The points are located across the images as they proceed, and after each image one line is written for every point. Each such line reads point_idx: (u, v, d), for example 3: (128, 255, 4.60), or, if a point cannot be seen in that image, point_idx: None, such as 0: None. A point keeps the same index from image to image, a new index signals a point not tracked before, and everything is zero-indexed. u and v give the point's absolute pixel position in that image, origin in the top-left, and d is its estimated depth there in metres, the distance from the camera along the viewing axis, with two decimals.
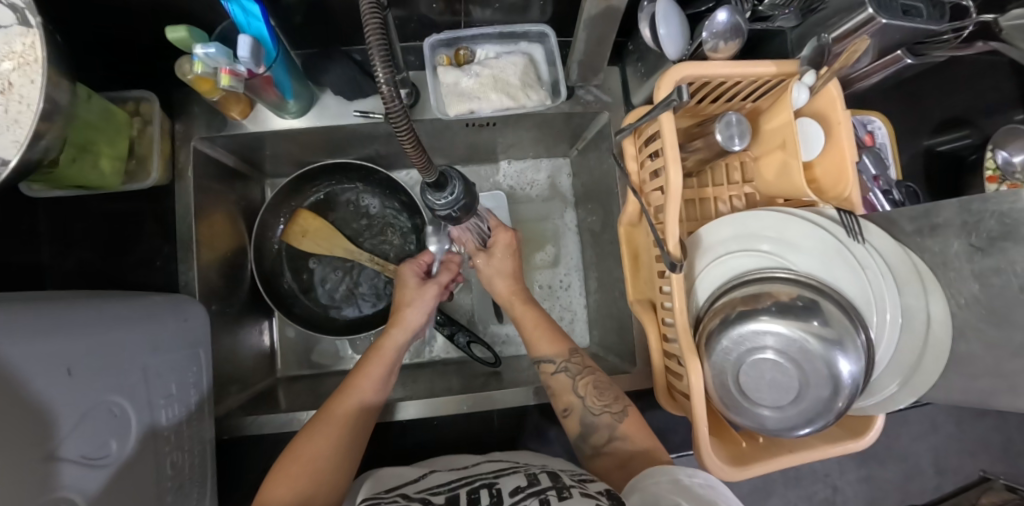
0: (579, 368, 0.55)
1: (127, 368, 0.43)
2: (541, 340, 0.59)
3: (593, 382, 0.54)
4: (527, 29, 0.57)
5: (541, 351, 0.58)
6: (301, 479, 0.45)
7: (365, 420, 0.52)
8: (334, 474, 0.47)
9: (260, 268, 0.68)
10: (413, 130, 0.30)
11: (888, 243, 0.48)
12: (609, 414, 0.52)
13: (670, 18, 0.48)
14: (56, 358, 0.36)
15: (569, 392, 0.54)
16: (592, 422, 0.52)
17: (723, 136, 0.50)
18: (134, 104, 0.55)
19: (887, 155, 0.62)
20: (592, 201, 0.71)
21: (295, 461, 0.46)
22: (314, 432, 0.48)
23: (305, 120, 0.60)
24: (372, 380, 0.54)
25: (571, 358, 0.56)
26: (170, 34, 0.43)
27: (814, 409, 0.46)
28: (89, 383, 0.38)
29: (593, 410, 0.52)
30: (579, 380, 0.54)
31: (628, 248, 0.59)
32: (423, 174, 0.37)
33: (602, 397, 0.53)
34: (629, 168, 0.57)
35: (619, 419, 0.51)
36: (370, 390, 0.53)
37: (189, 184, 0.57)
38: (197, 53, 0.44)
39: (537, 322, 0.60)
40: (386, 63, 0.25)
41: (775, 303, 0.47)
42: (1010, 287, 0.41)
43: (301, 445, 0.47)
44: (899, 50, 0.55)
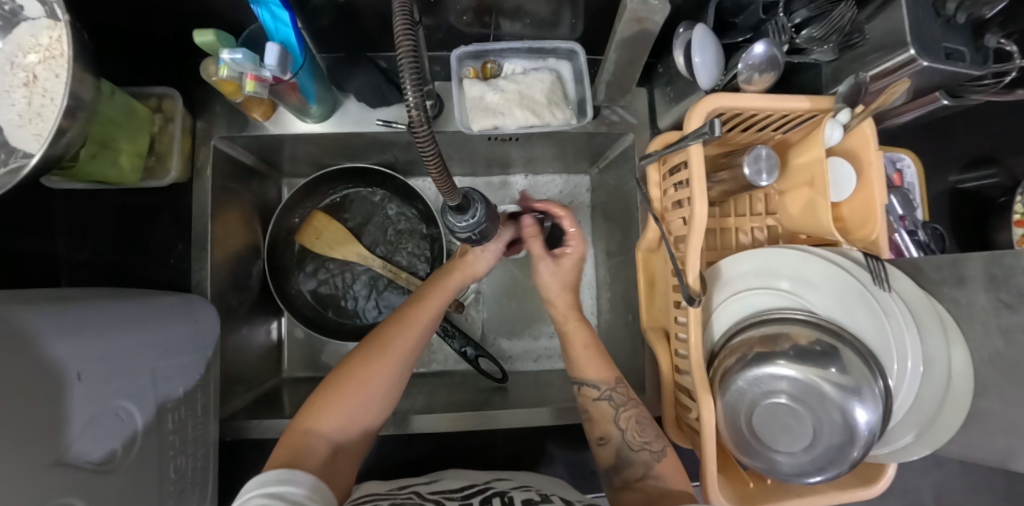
0: (624, 399, 0.53)
1: (136, 371, 0.42)
2: (589, 364, 0.56)
3: (636, 416, 0.53)
4: (556, 45, 0.56)
5: (584, 374, 0.55)
6: (353, 397, 0.47)
7: (416, 347, 0.52)
8: (377, 399, 0.48)
9: (272, 267, 0.68)
10: (438, 151, 0.28)
11: (913, 289, 0.47)
12: (648, 451, 0.50)
13: (705, 47, 0.47)
14: (66, 362, 0.36)
15: (608, 422, 0.53)
16: (630, 456, 0.50)
17: (751, 170, 0.49)
18: (157, 101, 0.54)
19: (916, 196, 0.60)
20: (609, 221, 0.69)
21: (346, 387, 0.47)
22: (368, 355, 0.49)
23: (327, 124, 0.59)
24: (432, 313, 0.54)
25: (617, 387, 0.54)
26: (197, 37, 0.43)
27: (827, 457, 0.45)
28: (98, 387, 0.38)
29: (632, 445, 0.51)
30: (620, 413, 0.53)
31: (644, 273, 0.58)
32: (446, 197, 0.37)
33: (641, 433, 0.51)
34: (652, 194, 0.56)
35: (657, 458, 0.50)
36: (424, 322, 0.53)
37: (207, 183, 0.56)
38: (224, 58, 0.43)
39: (586, 344, 0.58)
40: (415, 81, 0.25)
41: (794, 346, 0.47)
42: None
43: (357, 366, 0.48)
44: (937, 92, 0.54)
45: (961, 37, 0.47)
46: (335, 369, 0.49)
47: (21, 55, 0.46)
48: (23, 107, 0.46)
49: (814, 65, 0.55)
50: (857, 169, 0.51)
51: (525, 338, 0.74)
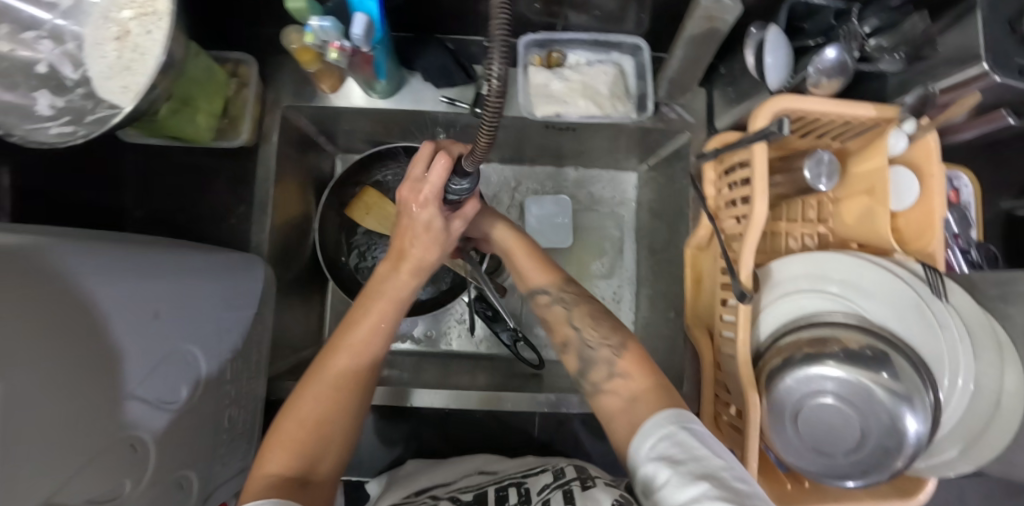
0: (573, 297, 0.51)
1: (203, 320, 0.44)
2: (534, 269, 0.54)
3: (590, 310, 0.50)
4: (622, 40, 0.58)
5: (531, 281, 0.53)
6: (302, 432, 0.38)
7: (365, 363, 0.42)
8: (335, 426, 0.39)
9: (322, 238, 0.69)
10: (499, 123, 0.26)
11: (971, 306, 0.47)
12: (608, 346, 0.47)
13: (777, 48, 0.47)
14: (145, 301, 0.37)
15: (564, 324, 0.50)
16: (590, 355, 0.47)
17: (812, 173, 0.49)
18: (233, 66, 0.56)
19: (972, 215, 0.60)
20: (655, 218, 0.70)
21: (288, 426, 0.38)
22: (310, 386, 0.40)
23: (391, 101, 0.60)
24: (382, 317, 0.44)
25: (566, 286, 0.52)
26: (289, 3, 0.44)
27: (870, 462, 0.45)
28: (171, 329, 0.39)
29: (592, 342, 0.48)
30: (573, 310, 0.50)
31: (691, 270, 0.59)
32: (467, 162, 0.36)
33: (597, 326, 0.48)
34: (706, 192, 0.57)
35: (619, 354, 0.46)
36: (370, 329, 0.43)
37: (273, 149, 0.59)
38: (312, 25, 0.45)
39: (528, 251, 0.55)
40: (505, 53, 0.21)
41: (844, 349, 0.46)
42: None
43: (298, 401, 0.39)
44: (1003, 110, 0.51)
45: None
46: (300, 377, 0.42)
47: (115, 11, 0.48)
48: (113, 60, 0.48)
49: (880, 75, 0.55)
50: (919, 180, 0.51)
51: None
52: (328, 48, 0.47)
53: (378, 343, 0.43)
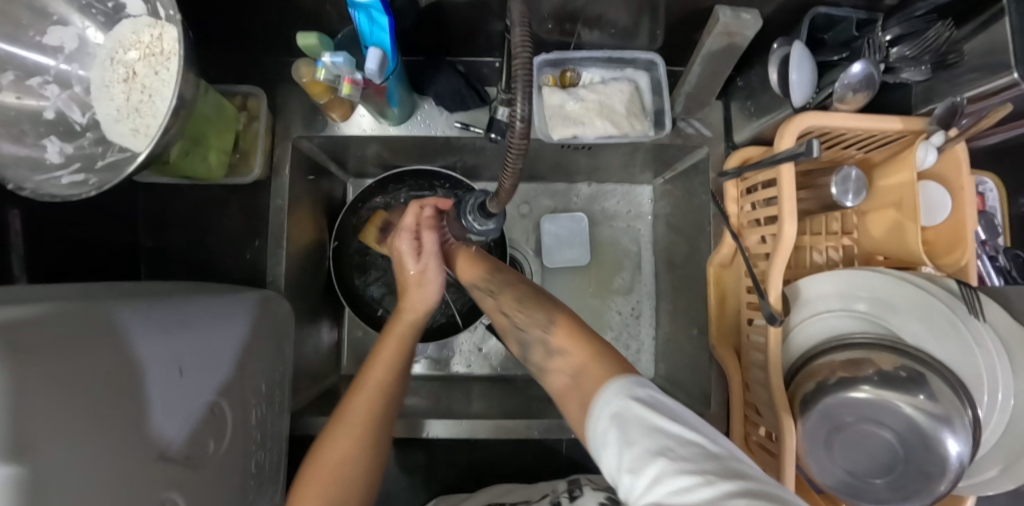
0: (499, 286, 0.52)
1: (227, 368, 0.43)
2: (475, 266, 0.55)
3: (515, 297, 0.50)
4: (637, 56, 0.57)
5: (470, 280, 0.55)
6: (328, 488, 0.40)
7: (383, 409, 0.46)
8: (357, 476, 0.42)
9: (336, 265, 0.69)
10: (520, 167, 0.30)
11: (1005, 319, 0.47)
12: (538, 327, 0.45)
13: (802, 64, 0.46)
14: (169, 358, 0.36)
15: (502, 317, 0.51)
16: (527, 338, 0.46)
17: (839, 190, 0.49)
18: (242, 99, 0.55)
19: (998, 220, 0.59)
20: (673, 233, 0.69)
21: (312, 481, 0.40)
22: (333, 436, 0.43)
23: (404, 127, 0.59)
24: (390, 360, 0.49)
25: (491, 277, 0.53)
26: (302, 40, 0.45)
27: (908, 484, 0.45)
28: (196, 382, 0.39)
29: (521, 326, 0.47)
30: (498, 295, 0.51)
31: (715, 288, 0.57)
32: (494, 203, 0.38)
33: (522, 308, 0.48)
34: (729, 210, 0.56)
35: (549, 331, 0.43)
36: (381, 373, 0.48)
37: (286, 181, 0.57)
38: (324, 60, 0.45)
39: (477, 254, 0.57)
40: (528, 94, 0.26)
41: (879, 372, 0.46)
42: None
43: (322, 452, 0.42)
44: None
45: None
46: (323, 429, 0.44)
47: (122, 52, 0.47)
48: (122, 103, 0.47)
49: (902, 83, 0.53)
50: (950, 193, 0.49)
51: None
52: (342, 83, 0.47)
53: (393, 389, 0.48)
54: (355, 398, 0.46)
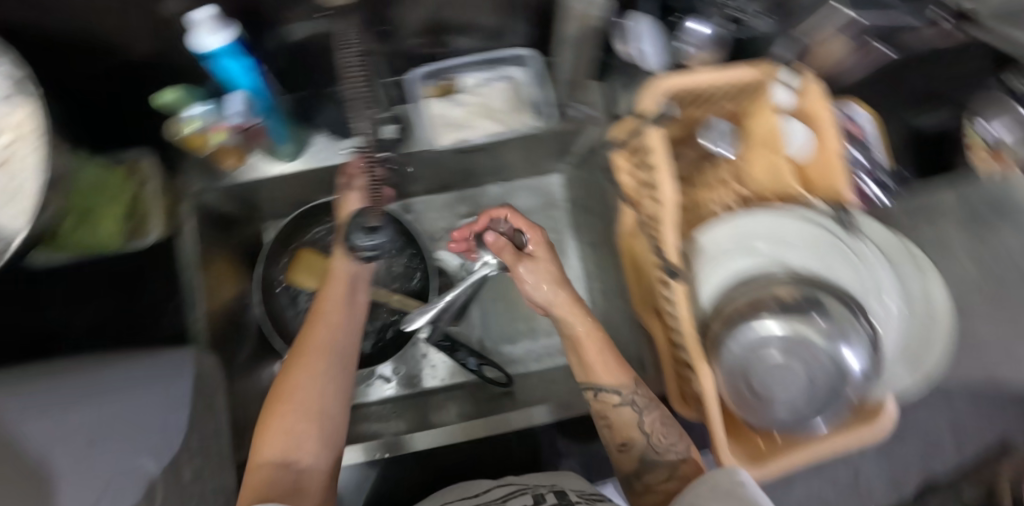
0: (645, 402, 0.49)
1: (146, 429, 0.40)
2: (604, 370, 0.50)
3: (660, 418, 0.50)
4: (506, 54, 0.60)
5: (598, 381, 0.50)
6: (289, 418, 0.46)
7: (338, 349, 0.51)
8: (319, 407, 0.47)
9: (267, 309, 0.68)
10: None
11: (881, 229, 0.50)
12: (674, 453, 0.49)
13: (647, 34, 0.52)
14: (72, 433, 0.38)
15: (631, 428, 0.50)
16: (654, 461, 0.49)
17: (705, 139, 0.56)
18: (132, 164, 0.56)
19: (880, 143, 0.61)
20: (588, 214, 0.71)
21: (274, 411, 0.46)
22: (292, 371, 0.49)
23: (300, 161, 0.61)
24: (337, 306, 0.54)
25: (638, 389, 0.50)
26: (161, 97, 0.48)
27: (822, 400, 0.46)
28: (111, 450, 0.38)
29: (658, 448, 0.49)
30: (644, 418, 0.49)
31: (629, 258, 0.59)
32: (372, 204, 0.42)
33: (667, 435, 0.49)
34: (624, 181, 0.57)
35: (682, 458, 0.49)
36: (331, 313, 0.53)
37: (190, 233, 0.56)
38: (192, 113, 0.48)
39: (599, 349, 0.50)
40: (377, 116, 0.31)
41: (778, 302, 0.48)
42: None
43: (284, 386, 0.48)
44: (871, 40, 0.56)
45: None
46: (285, 359, 0.50)
47: None
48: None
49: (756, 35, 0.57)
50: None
51: (528, 341, 0.74)
52: (214, 131, 0.49)
53: (345, 330, 0.53)
54: (311, 335, 0.51)
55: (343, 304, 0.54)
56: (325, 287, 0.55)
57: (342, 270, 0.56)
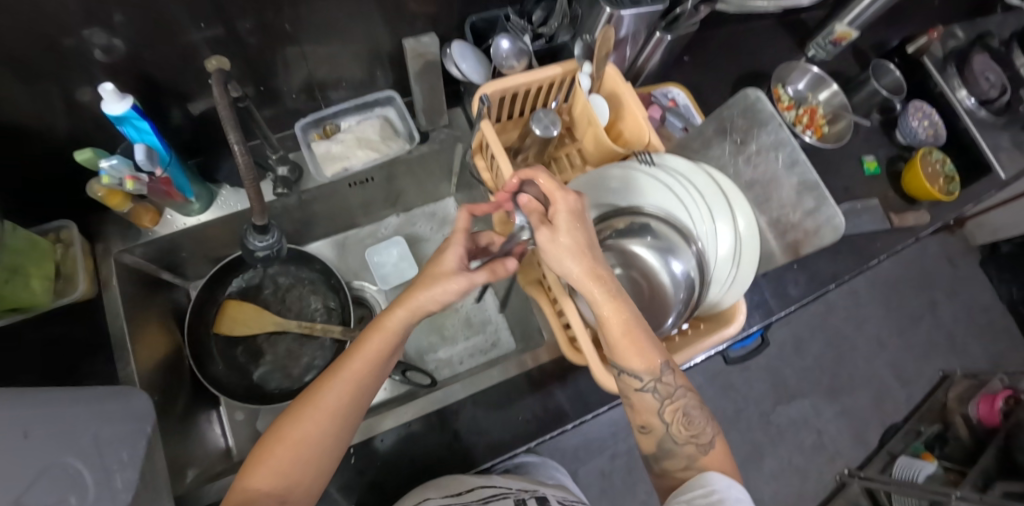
0: (668, 393, 0.49)
1: (81, 433, 0.39)
2: (631, 353, 0.48)
3: (682, 409, 0.50)
4: (376, 97, 0.73)
5: (628, 365, 0.48)
6: (288, 459, 0.45)
7: (355, 401, 0.49)
8: (319, 452, 0.47)
9: (196, 357, 0.76)
10: (250, 173, 0.48)
11: (682, 163, 0.57)
12: (693, 444, 0.49)
13: (466, 56, 0.62)
14: (8, 423, 0.33)
15: (651, 413, 0.50)
16: (673, 448, 0.50)
17: (540, 127, 0.61)
18: (55, 233, 0.66)
19: (694, 112, 0.75)
20: (479, 223, 0.83)
21: (275, 445, 0.45)
22: (300, 415, 0.47)
23: (211, 213, 0.72)
24: (371, 360, 0.49)
25: (662, 379, 0.49)
26: (76, 156, 0.54)
27: (666, 306, 0.56)
28: (45, 444, 0.35)
29: (677, 438, 0.50)
30: (666, 405, 0.50)
31: (508, 243, 0.68)
32: (257, 211, 0.51)
33: (689, 426, 0.49)
34: (484, 176, 0.67)
35: (703, 451, 0.49)
36: (362, 364, 0.49)
37: (115, 290, 0.66)
38: (104, 167, 0.56)
39: (627, 330, 0.48)
40: (237, 135, 0.47)
41: (613, 230, 0.59)
42: (767, 161, 0.54)
43: (288, 428, 0.46)
44: (657, 33, 0.67)
45: None
46: (297, 398, 0.48)
47: None
48: None
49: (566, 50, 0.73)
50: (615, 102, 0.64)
51: (450, 346, 0.80)
52: (126, 181, 0.58)
53: (372, 382, 0.50)
54: (333, 380, 0.48)
55: (378, 359, 0.50)
56: (367, 331, 0.50)
57: (394, 321, 0.50)
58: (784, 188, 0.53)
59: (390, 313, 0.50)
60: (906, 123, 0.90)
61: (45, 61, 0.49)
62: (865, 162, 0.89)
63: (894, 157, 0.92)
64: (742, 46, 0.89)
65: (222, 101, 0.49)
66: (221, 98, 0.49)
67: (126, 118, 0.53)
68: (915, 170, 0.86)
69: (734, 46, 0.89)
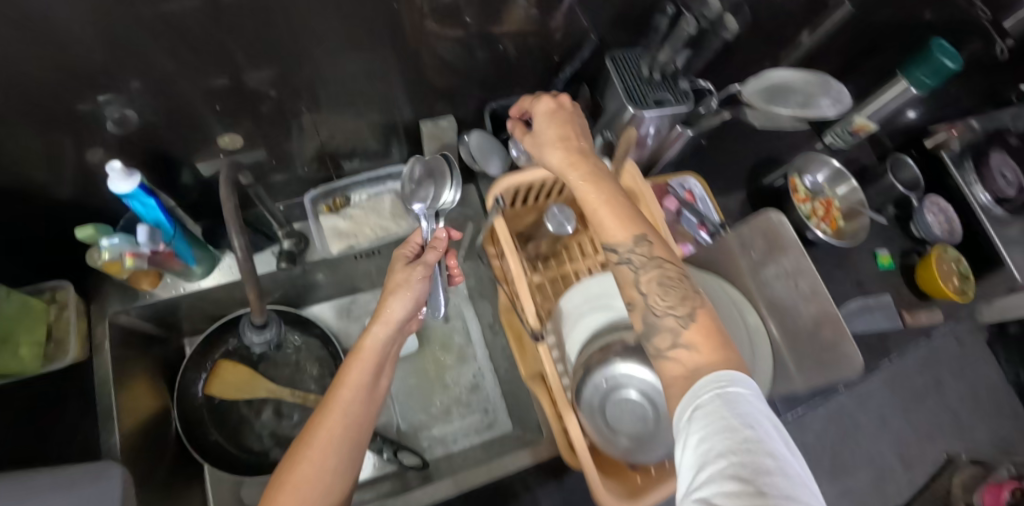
0: (644, 259, 0.40)
1: None
2: (609, 221, 0.42)
3: (660, 277, 0.40)
4: (390, 171, 0.72)
5: (605, 239, 0.43)
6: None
7: (347, 426, 0.51)
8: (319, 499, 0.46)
9: (184, 420, 0.74)
10: (251, 272, 0.47)
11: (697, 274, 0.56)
12: (675, 317, 0.38)
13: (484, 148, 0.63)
14: None
15: (630, 289, 0.42)
16: (653, 324, 0.39)
17: (553, 224, 0.63)
18: (50, 293, 0.65)
19: (710, 205, 0.74)
20: (484, 297, 0.82)
21: (277, 493, 0.45)
22: (297, 456, 0.48)
23: (212, 279, 0.71)
24: (357, 381, 0.53)
25: (641, 245, 0.41)
26: (78, 232, 0.53)
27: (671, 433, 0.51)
28: None
29: (656, 310, 0.39)
30: (643, 276, 0.41)
31: (512, 331, 0.69)
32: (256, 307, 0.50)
33: (666, 296, 0.39)
34: (493, 265, 0.67)
35: (685, 323, 0.38)
36: (350, 385, 0.53)
37: (107, 355, 0.65)
38: (104, 244, 0.54)
39: (604, 199, 0.43)
40: (240, 234, 0.46)
41: (623, 345, 0.55)
42: (786, 284, 0.53)
43: (288, 475, 0.47)
44: (676, 127, 0.67)
45: (664, 88, 0.62)
46: (293, 442, 0.50)
47: None
48: None
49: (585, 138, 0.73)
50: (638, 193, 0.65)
51: (446, 423, 0.79)
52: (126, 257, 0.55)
53: (362, 403, 0.53)
54: (326, 410, 0.51)
55: (362, 383, 0.54)
56: (351, 359, 0.56)
57: (370, 343, 0.56)
58: (806, 316, 0.51)
59: (364, 339, 0.56)
60: (922, 218, 0.87)
61: (62, 126, 0.50)
62: (879, 256, 0.87)
63: (908, 250, 0.91)
64: (756, 135, 0.90)
65: (229, 198, 0.48)
66: (226, 192, 0.48)
67: (133, 196, 0.52)
68: (929, 267, 0.84)
69: (748, 134, 0.90)
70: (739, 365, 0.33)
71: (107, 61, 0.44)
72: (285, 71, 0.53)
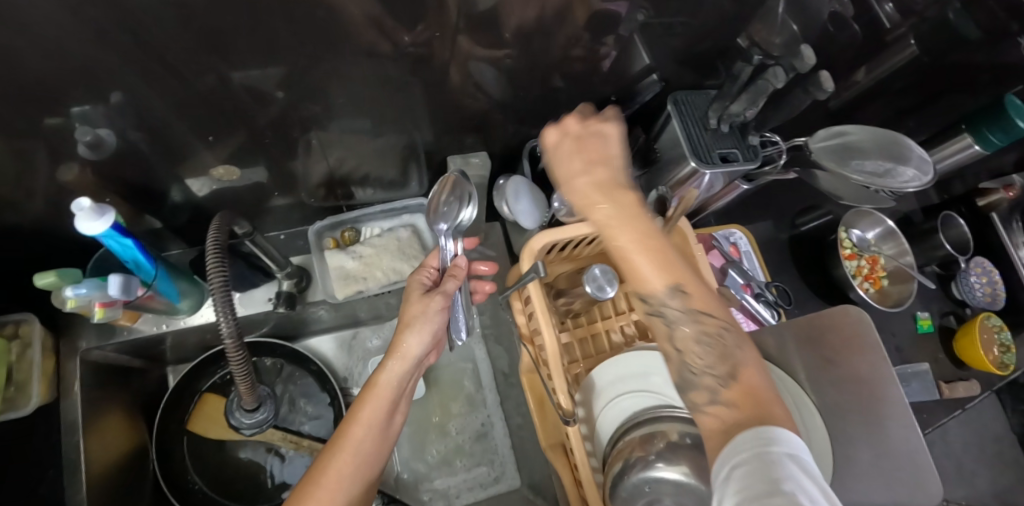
0: (682, 314, 0.38)
1: None
2: (648, 271, 0.40)
3: (698, 337, 0.38)
4: (407, 204, 0.66)
5: (640, 287, 0.40)
6: None
7: (358, 473, 0.45)
8: None
9: (162, 461, 0.67)
10: (233, 321, 0.41)
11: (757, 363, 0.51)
12: (711, 377, 0.37)
13: (521, 196, 0.56)
14: None
15: (666, 342, 0.40)
16: (687, 380, 0.38)
17: (593, 287, 0.55)
18: (13, 327, 0.56)
19: (754, 261, 0.71)
20: (499, 341, 0.76)
21: None
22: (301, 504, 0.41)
23: (200, 313, 0.64)
24: (371, 420, 0.47)
25: (682, 302, 0.38)
26: (38, 281, 0.46)
27: None
28: None
29: (692, 368, 0.38)
30: (679, 330, 0.39)
31: (532, 394, 0.62)
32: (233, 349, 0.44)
33: (704, 355, 0.37)
34: (518, 320, 0.60)
35: (724, 383, 0.36)
36: (364, 424, 0.46)
37: (77, 399, 0.57)
38: (69, 294, 0.46)
39: (641, 240, 0.41)
40: (218, 280, 0.39)
41: (666, 443, 0.46)
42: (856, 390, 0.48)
43: None
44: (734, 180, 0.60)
45: (730, 142, 0.55)
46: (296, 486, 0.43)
47: None
48: None
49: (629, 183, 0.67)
50: (686, 246, 0.57)
51: (451, 475, 0.73)
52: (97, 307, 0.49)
53: (375, 447, 0.47)
54: (336, 449, 0.45)
55: (377, 422, 0.47)
56: (363, 395, 0.49)
57: (386, 380, 0.50)
58: (874, 433, 0.46)
59: (379, 375, 0.50)
60: (965, 279, 0.83)
61: (22, 144, 0.42)
62: (918, 319, 0.83)
63: (946, 311, 0.86)
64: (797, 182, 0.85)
65: (215, 240, 0.41)
66: (215, 233, 0.42)
67: (102, 238, 0.44)
68: (972, 333, 0.79)
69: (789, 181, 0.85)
70: (780, 422, 0.32)
71: (76, 74, 0.37)
72: (294, 77, 0.44)
